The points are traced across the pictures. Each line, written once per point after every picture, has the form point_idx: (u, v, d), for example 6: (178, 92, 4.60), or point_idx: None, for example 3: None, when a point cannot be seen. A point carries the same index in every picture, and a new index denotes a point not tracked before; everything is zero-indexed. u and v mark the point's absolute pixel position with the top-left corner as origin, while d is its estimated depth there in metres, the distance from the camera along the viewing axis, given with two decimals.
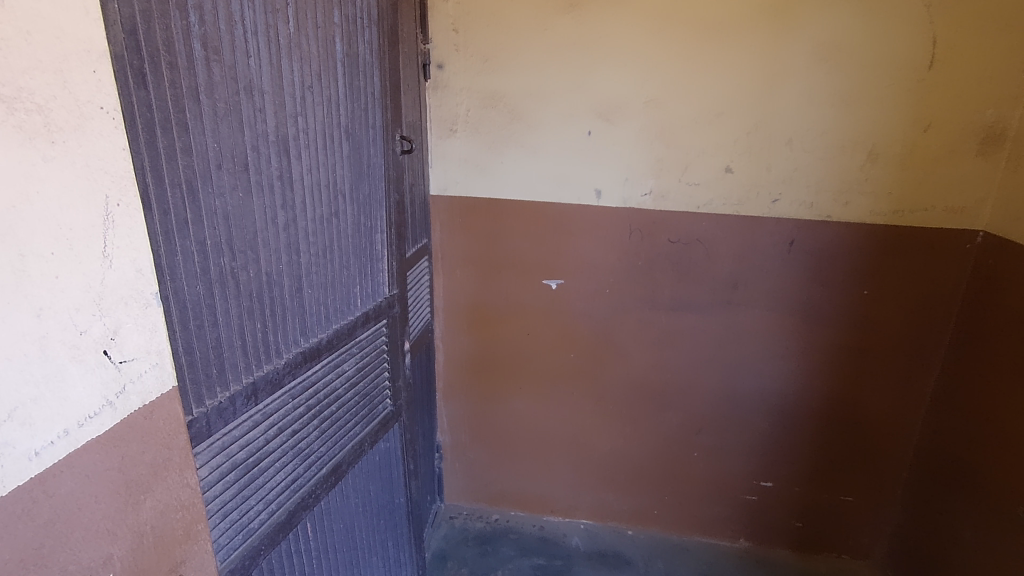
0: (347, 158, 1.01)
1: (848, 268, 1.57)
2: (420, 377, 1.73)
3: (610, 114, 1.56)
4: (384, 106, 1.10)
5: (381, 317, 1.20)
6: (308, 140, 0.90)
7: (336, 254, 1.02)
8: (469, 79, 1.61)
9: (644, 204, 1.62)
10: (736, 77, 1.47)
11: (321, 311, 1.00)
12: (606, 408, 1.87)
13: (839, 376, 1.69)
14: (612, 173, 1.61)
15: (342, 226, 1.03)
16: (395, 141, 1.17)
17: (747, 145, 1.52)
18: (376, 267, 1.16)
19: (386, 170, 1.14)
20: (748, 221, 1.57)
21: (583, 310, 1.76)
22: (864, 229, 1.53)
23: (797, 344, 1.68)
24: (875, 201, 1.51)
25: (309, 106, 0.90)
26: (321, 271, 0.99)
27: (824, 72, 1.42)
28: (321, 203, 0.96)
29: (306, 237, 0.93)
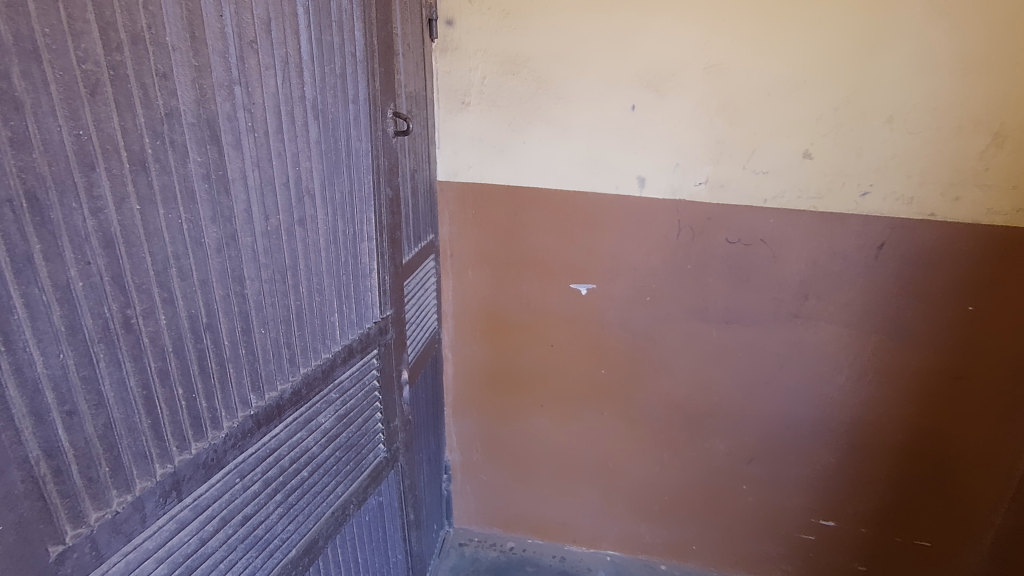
0: (316, 145, 0.73)
1: (954, 279, 1.26)
2: (423, 396, 1.48)
3: (659, 84, 1.26)
4: (369, 71, 0.81)
5: (369, 349, 0.93)
6: (250, 120, 0.63)
7: (302, 276, 0.75)
8: (485, 38, 1.31)
9: (697, 196, 1.32)
10: (825, 37, 1.15)
11: (282, 354, 0.74)
12: (641, 431, 1.60)
13: (926, 406, 1.40)
14: (659, 157, 1.31)
15: (312, 238, 0.75)
16: (387, 118, 0.88)
17: (833, 124, 1.21)
18: (362, 285, 0.89)
19: (374, 158, 0.85)
20: (828, 219, 1.27)
21: (618, 319, 1.49)
22: (977, 231, 1.22)
23: (878, 368, 1.39)
24: (994, 197, 1.19)
25: (251, 70, 0.62)
26: (279, 302, 0.72)
27: (942, 30, 1.10)
28: (276, 208, 0.68)
29: (253, 257, 0.66)
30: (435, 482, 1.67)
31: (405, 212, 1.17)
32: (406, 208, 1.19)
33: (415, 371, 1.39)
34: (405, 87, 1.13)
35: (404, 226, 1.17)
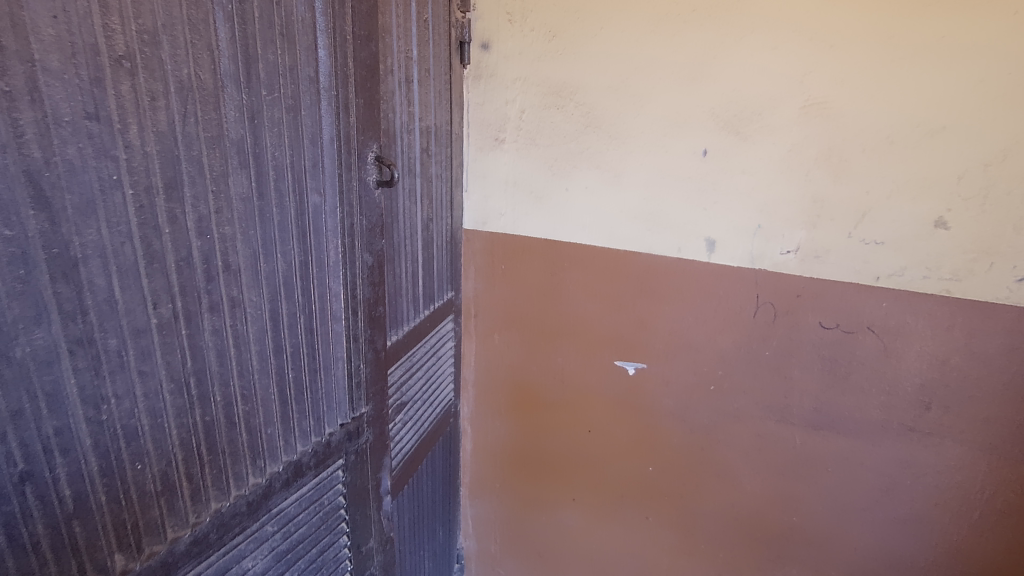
0: (241, 201, 0.53)
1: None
2: (431, 479, 1.25)
3: (739, 125, 0.99)
4: (339, 103, 0.62)
5: (332, 460, 0.71)
6: (117, 171, 0.42)
7: (209, 383, 0.54)
8: (525, 65, 1.10)
9: (783, 267, 1.03)
10: (974, 69, 0.84)
11: (174, 492, 0.52)
12: (695, 547, 1.28)
13: None
14: (734, 215, 1.04)
15: (232, 327, 0.55)
16: (368, 163, 0.69)
17: (982, 185, 0.88)
18: (320, 380, 0.67)
19: (344, 216, 0.65)
20: (968, 310, 0.93)
21: (672, 408, 1.20)
22: None
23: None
24: None
25: (123, 99, 0.42)
26: (169, 423, 0.51)
27: None
28: (166, 293, 0.48)
29: (119, 365, 0.46)
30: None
31: (408, 271, 0.97)
32: (411, 266, 0.98)
33: (421, 456, 1.15)
34: (419, 122, 0.94)
35: (406, 288, 0.97)
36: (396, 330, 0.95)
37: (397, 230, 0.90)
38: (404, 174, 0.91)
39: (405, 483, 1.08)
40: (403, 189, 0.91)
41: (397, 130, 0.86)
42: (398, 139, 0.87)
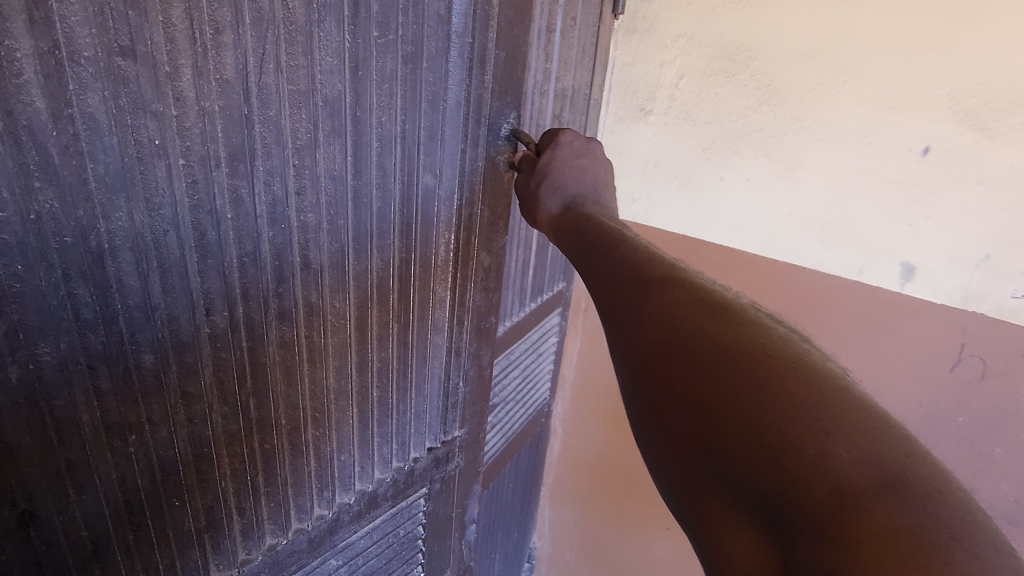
0: (331, 179, 0.40)
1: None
2: (511, 481, 1.14)
3: (983, 116, 0.72)
4: (474, 56, 0.47)
5: (413, 489, 0.60)
6: (161, 133, 0.30)
7: (272, 405, 0.43)
8: (691, 18, 0.89)
9: (1006, 315, 0.76)
10: None
11: (219, 530, 0.42)
12: None
13: None
14: (948, 238, 0.78)
15: (306, 339, 0.43)
16: (499, 138, 0.54)
17: None
18: (410, 400, 0.56)
19: (461, 203, 0.52)
20: None
21: None
22: None
23: None
24: None
25: (174, 30, 0.29)
26: (219, 454, 0.40)
27: None
28: (223, 296, 0.37)
29: (155, 387, 0.35)
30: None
31: (519, 259, 0.82)
32: (524, 254, 0.83)
33: (506, 460, 1.04)
34: (556, 82, 0.77)
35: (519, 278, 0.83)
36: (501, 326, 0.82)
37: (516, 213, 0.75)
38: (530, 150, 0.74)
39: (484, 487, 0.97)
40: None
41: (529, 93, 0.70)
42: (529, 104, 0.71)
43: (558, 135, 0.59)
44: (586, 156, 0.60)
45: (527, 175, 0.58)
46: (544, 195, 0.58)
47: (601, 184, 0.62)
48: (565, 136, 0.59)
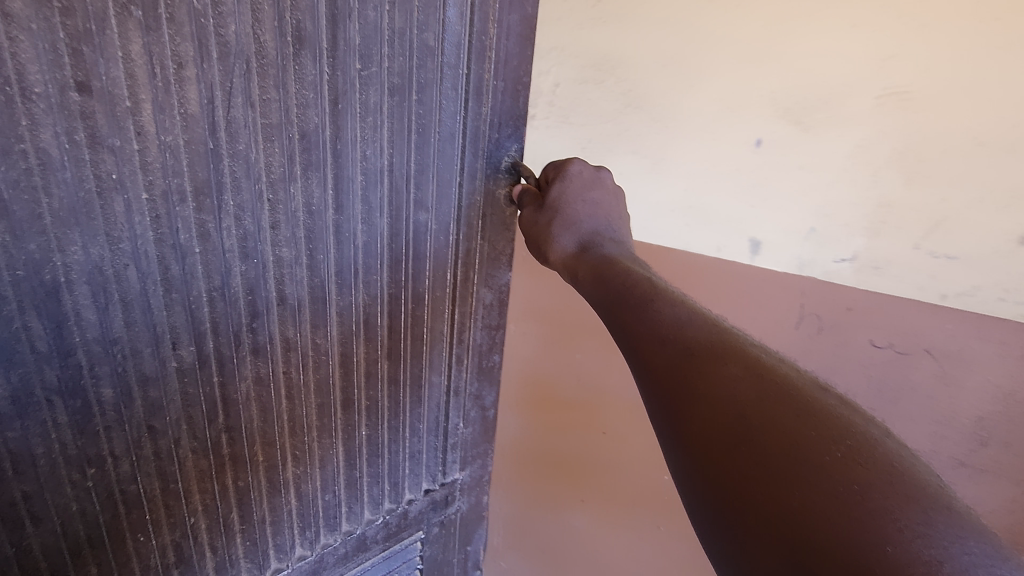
0: (308, 213, 0.41)
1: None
2: None
3: (802, 115, 0.89)
4: (470, 86, 0.46)
5: (408, 532, 0.61)
6: (119, 168, 0.32)
7: (246, 440, 0.44)
8: (563, 33, 0.99)
9: (834, 276, 0.95)
10: None
11: (191, 564, 0.44)
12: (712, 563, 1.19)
13: None
14: (784, 216, 0.95)
15: (285, 374, 0.44)
16: (497, 169, 0.52)
17: None
18: (401, 440, 0.55)
19: (456, 236, 0.51)
20: None
21: None
22: None
23: None
24: None
25: (134, 66, 0.31)
26: (190, 488, 0.42)
27: None
28: (190, 332, 0.38)
29: (117, 420, 0.36)
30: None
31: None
32: None
33: None
34: None
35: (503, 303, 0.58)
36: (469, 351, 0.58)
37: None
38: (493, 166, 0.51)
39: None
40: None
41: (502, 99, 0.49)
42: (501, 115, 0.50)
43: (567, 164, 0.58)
44: (598, 188, 0.60)
45: (533, 211, 0.56)
46: (557, 232, 0.57)
47: (614, 218, 0.61)
48: (575, 164, 0.58)
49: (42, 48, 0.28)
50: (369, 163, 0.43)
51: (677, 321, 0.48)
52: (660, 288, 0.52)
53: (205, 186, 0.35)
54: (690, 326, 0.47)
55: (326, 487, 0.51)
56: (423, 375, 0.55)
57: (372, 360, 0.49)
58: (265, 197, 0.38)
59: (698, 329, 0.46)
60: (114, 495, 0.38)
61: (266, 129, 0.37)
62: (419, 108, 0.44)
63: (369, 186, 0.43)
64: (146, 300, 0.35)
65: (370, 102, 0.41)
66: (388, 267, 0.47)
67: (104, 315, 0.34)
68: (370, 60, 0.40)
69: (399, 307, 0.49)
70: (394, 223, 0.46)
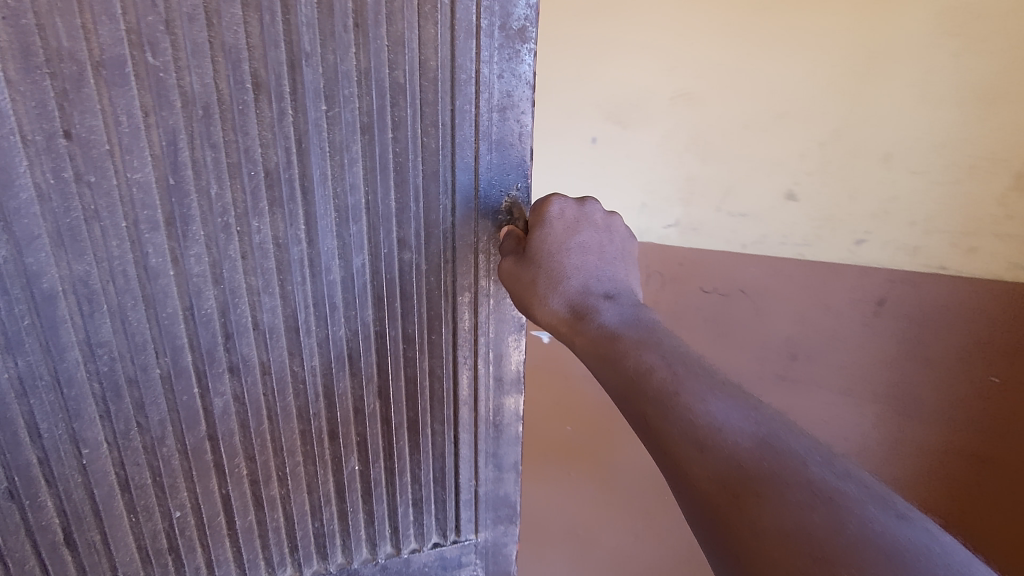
0: (275, 246, 0.53)
1: (983, 340, 1.04)
2: None
3: (622, 116, 1.12)
4: (465, 118, 0.55)
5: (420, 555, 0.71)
6: (110, 207, 0.46)
7: (225, 432, 0.57)
8: None
9: (667, 239, 1.19)
10: (809, 59, 1.02)
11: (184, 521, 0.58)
12: (612, 498, 1.41)
13: (983, 509, 1.11)
14: (622, 197, 1.18)
15: (255, 384, 0.57)
16: (493, 202, 0.59)
17: (820, 162, 1.07)
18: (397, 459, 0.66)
19: (445, 265, 0.59)
20: (816, 270, 1.11)
21: (584, 373, 1.32)
22: (995, 288, 1.02)
23: (912, 457, 1.12)
24: (1018, 250, 1.01)
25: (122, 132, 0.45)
26: (181, 457, 0.56)
27: (951, 54, 0.95)
28: (172, 341, 0.52)
29: (112, 395, 0.52)
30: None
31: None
32: None
33: None
34: None
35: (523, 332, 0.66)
36: (468, 388, 0.65)
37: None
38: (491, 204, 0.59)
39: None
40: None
41: (495, 143, 0.57)
42: (495, 155, 0.58)
43: (546, 216, 0.60)
44: (580, 228, 0.62)
45: (521, 264, 0.59)
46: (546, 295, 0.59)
47: (608, 262, 0.64)
48: (554, 209, 0.61)
49: (37, 111, 0.43)
50: (341, 203, 0.54)
51: (726, 446, 0.46)
52: (716, 429, 0.47)
53: (174, 217, 0.49)
54: (730, 429, 0.47)
55: (301, 482, 0.62)
56: (410, 403, 0.64)
57: (358, 395, 0.61)
58: (232, 228, 0.51)
59: (746, 442, 0.46)
60: (111, 487, 0.55)
61: (231, 166, 0.49)
62: (394, 146, 0.53)
63: (342, 223, 0.54)
64: (126, 315, 0.50)
65: (337, 140, 0.51)
66: (371, 306, 0.59)
67: (96, 318, 0.49)
68: (333, 101, 0.50)
69: (380, 331, 0.60)
70: (374, 259, 0.57)
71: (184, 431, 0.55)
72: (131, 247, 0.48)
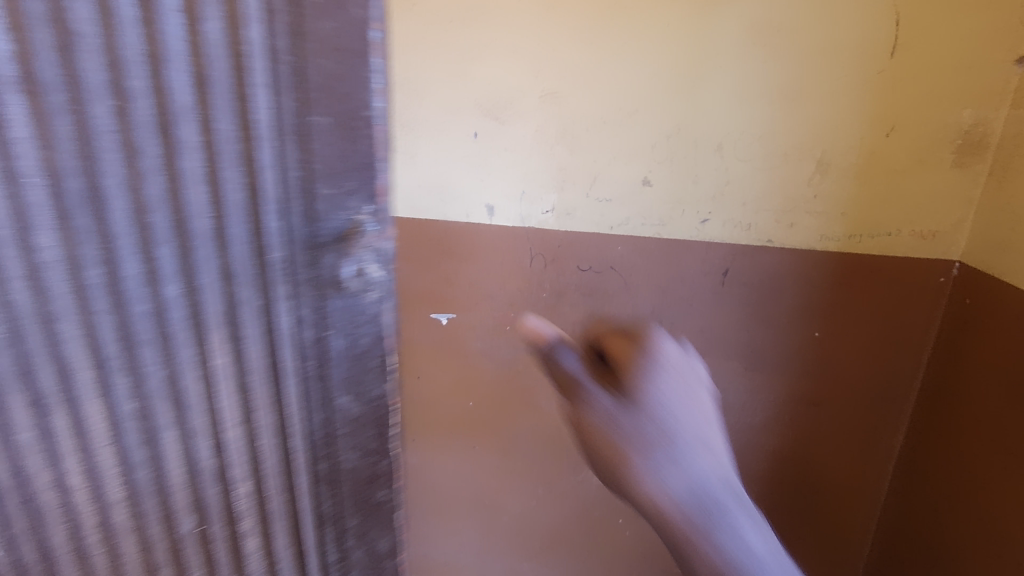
0: None
1: (805, 304, 1.26)
2: None
3: (498, 112, 1.24)
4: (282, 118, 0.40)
5: None
6: None
7: None
8: None
9: (546, 224, 1.31)
10: (651, 64, 1.16)
11: None
12: (513, 465, 1.55)
13: (793, 438, 1.38)
14: (505, 185, 1.30)
15: None
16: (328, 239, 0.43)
17: (666, 152, 1.21)
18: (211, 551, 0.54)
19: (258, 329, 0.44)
20: (669, 247, 1.27)
21: (482, 348, 1.46)
22: (810, 256, 1.23)
23: (751, 399, 1.36)
24: (826, 224, 1.21)
25: None
26: None
27: (761, 61, 1.12)
28: None
29: None
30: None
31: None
32: None
33: None
34: None
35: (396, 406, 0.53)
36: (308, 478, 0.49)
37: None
38: (339, 230, 0.44)
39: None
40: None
41: (332, 134, 0.42)
42: (352, 170, 0.44)
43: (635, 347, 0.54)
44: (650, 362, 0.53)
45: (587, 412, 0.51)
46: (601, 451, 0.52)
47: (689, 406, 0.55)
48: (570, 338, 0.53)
49: None
50: None
51: None
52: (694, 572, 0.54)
53: None
54: None
55: None
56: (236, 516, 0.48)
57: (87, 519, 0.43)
58: None
59: None
60: None
61: None
62: None
63: None
64: None
65: None
66: None
67: None
68: None
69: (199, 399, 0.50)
70: None
71: (237, 501, 0.48)
72: (100, 266, 0.38)
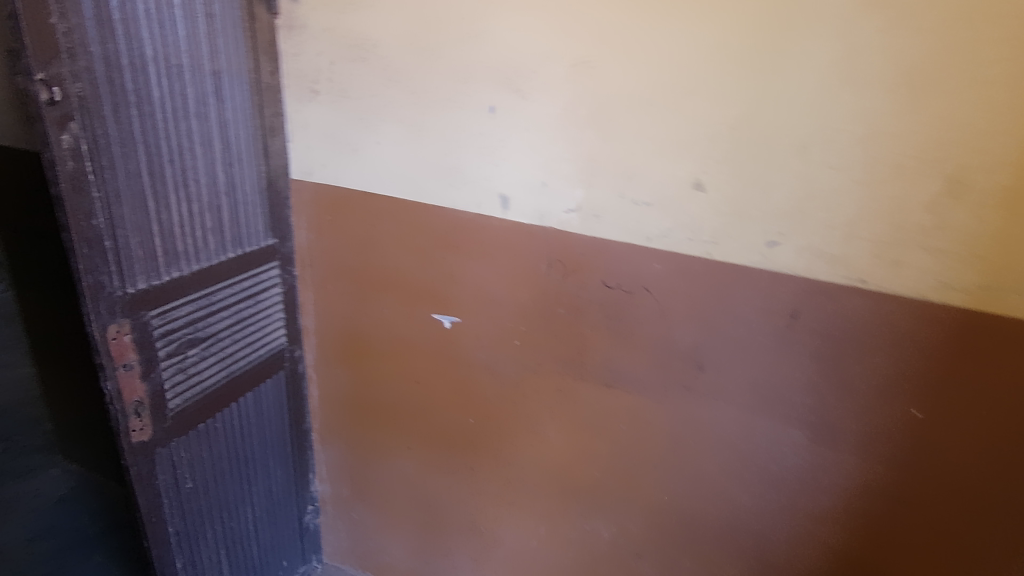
0: None
1: (909, 374, 0.91)
2: (224, 423, 1.20)
3: (519, 83, 1.01)
4: None
5: None
6: None
7: None
8: (330, 17, 1.10)
9: (567, 225, 1.06)
10: (716, 29, 0.86)
11: None
12: (514, 495, 1.34)
13: (864, 544, 1.03)
14: (523, 173, 1.06)
15: None
16: None
17: (727, 148, 0.91)
18: None
19: None
20: (720, 271, 0.97)
21: (482, 361, 1.24)
22: (921, 308, 0.87)
23: (810, 481, 1.03)
24: (951, 266, 0.85)
25: None
26: None
27: (876, 30, 0.79)
28: None
29: None
30: (282, 527, 1.47)
31: (152, 188, 0.94)
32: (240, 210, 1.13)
33: (224, 401, 1.19)
34: (247, 73, 1.08)
35: None
36: None
37: (138, 155, 0.90)
38: None
39: (197, 425, 1.13)
40: (161, 113, 0.93)
41: None
42: None
43: None
44: None
45: None
46: None
47: None
48: None
49: None
50: None
51: None
52: None
53: None
54: None
55: None
56: None
57: None
58: None
59: None
60: None
61: None
62: None
63: None
64: None
65: None
66: None
67: None
68: None
69: None
70: None
71: None
72: None
